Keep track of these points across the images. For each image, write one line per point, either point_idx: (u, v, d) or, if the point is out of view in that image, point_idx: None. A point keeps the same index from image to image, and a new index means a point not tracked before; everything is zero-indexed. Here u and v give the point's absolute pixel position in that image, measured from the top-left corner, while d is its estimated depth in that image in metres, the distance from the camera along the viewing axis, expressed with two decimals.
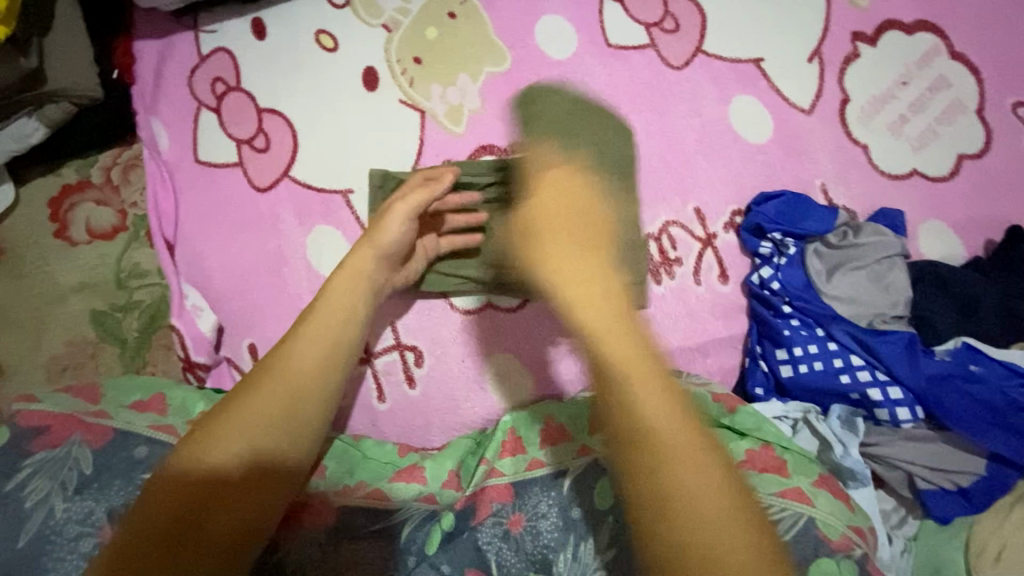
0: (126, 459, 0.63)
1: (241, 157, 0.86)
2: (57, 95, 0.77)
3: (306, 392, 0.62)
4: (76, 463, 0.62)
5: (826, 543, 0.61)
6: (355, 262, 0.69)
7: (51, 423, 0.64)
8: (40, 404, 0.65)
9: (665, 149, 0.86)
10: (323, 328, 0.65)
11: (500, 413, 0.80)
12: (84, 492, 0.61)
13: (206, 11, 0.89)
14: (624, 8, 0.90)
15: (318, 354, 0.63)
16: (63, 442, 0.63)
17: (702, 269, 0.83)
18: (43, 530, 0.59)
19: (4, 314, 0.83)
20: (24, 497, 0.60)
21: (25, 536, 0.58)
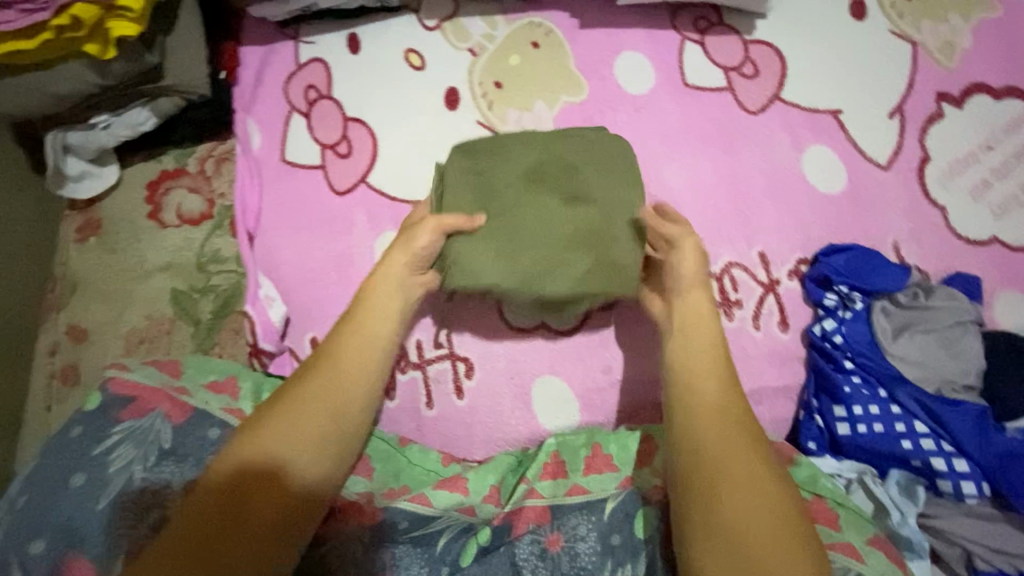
0: (199, 440, 0.66)
1: (323, 161, 0.92)
2: (169, 89, 0.84)
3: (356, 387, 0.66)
4: (156, 437, 0.66)
5: None
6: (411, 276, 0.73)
7: (139, 393, 0.68)
8: (130, 373, 0.70)
9: (733, 191, 0.87)
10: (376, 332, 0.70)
11: (543, 435, 0.81)
12: (161, 463, 0.65)
13: (309, 24, 0.98)
14: (703, 50, 0.93)
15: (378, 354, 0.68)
16: (147, 414, 0.67)
17: (762, 313, 0.82)
18: (120, 495, 0.63)
19: (94, 285, 0.90)
20: (110, 461, 0.64)
21: (105, 499, 0.62)
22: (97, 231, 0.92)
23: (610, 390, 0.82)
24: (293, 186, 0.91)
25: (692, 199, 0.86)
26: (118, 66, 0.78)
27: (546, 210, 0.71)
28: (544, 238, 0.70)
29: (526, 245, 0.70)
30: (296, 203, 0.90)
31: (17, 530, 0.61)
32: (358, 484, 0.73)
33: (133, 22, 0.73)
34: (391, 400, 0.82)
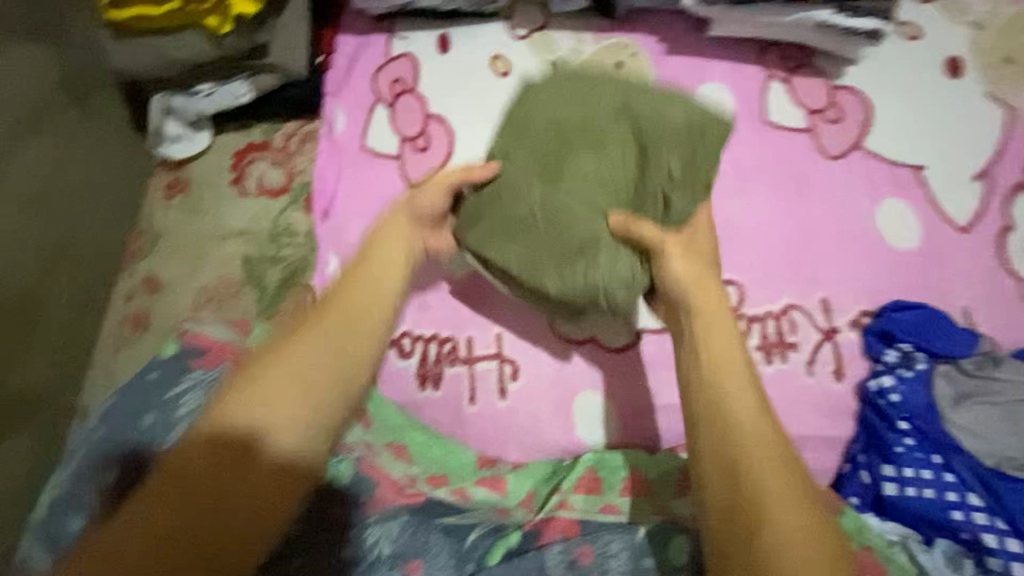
0: None
1: (401, 153, 0.95)
2: (272, 66, 0.89)
3: (345, 334, 0.66)
4: (218, 388, 0.68)
5: None
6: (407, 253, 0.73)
7: (211, 346, 0.72)
8: (206, 327, 0.74)
9: (802, 232, 0.86)
10: (367, 291, 0.69)
11: (579, 448, 0.81)
12: None
13: (403, 20, 1.02)
14: (787, 89, 0.93)
15: (368, 307, 0.68)
16: (217, 368, 0.71)
17: (817, 360, 0.81)
18: (181, 438, 0.65)
19: (175, 241, 0.95)
20: (178, 406, 0.68)
21: (168, 439, 0.65)
22: (183, 190, 0.97)
23: (651, 415, 0.81)
24: (371, 172, 0.95)
25: (759, 234, 0.86)
26: (232, 40, 0.84)
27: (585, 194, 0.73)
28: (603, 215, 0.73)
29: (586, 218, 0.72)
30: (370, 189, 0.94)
31: (86, 462, 0.65)
32: (405, 471, 0.77)
33: None
34: (435, 390, 0.84)
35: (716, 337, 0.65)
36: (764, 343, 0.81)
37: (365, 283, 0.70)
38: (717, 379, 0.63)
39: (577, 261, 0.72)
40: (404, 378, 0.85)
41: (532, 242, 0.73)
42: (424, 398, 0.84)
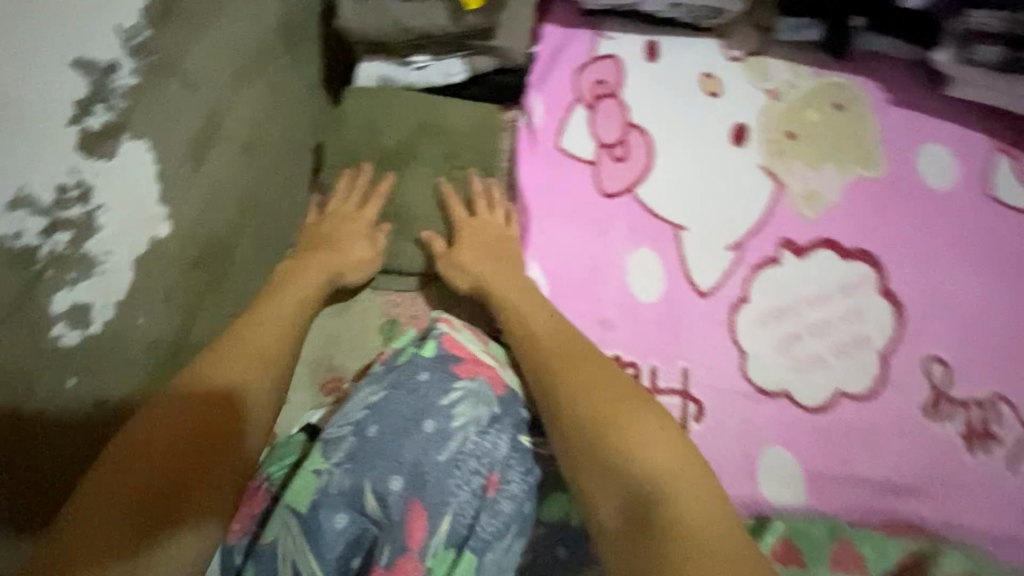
0: (514, 413, 0.68)
1: (596, 159, 0.91)
2: (496, 50, 0.83)
3: (284, 329, 0.71)
4: (486, 401, 0.67)
5: None
6: (321, 260, 0.79)
7: (467, 356, 0.69)
8: (459, 332, 0.70)
9: (1010, 320, 0.84)
10: (279, 304, 0.73)
11: (762, 504, 0.77)
12: (492, 429, 0.65)
13: (612, 20, 0.97)
14: (1013, 166, 0.89)
15: (282, 314, 0.73)
16: (476, 379, 0.67)
17: (1017, 457, 0.79)
18: (459, 453, 0.63)
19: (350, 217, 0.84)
20: (452, 416, 0.65)
21: (446, 452, 0.63)
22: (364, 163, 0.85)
23: (841, 483, 0.78)
24: (567, 175, 0.91)
25: (965, 313, 0.84)
26: (472, 19, 0.79)
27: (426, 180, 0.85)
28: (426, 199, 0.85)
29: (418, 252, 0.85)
30: (564, 193, 0.90)
31: (369, 466, 0.61)
32: None
33: None
34: None
35: (564, 343, 0.72)
36: (967, 429, 0.79)
37: (308, 271, 0.78)
38: (614, 423, 0.61)
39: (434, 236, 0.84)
40: None
41: (394, 232, 0.83)
42: None
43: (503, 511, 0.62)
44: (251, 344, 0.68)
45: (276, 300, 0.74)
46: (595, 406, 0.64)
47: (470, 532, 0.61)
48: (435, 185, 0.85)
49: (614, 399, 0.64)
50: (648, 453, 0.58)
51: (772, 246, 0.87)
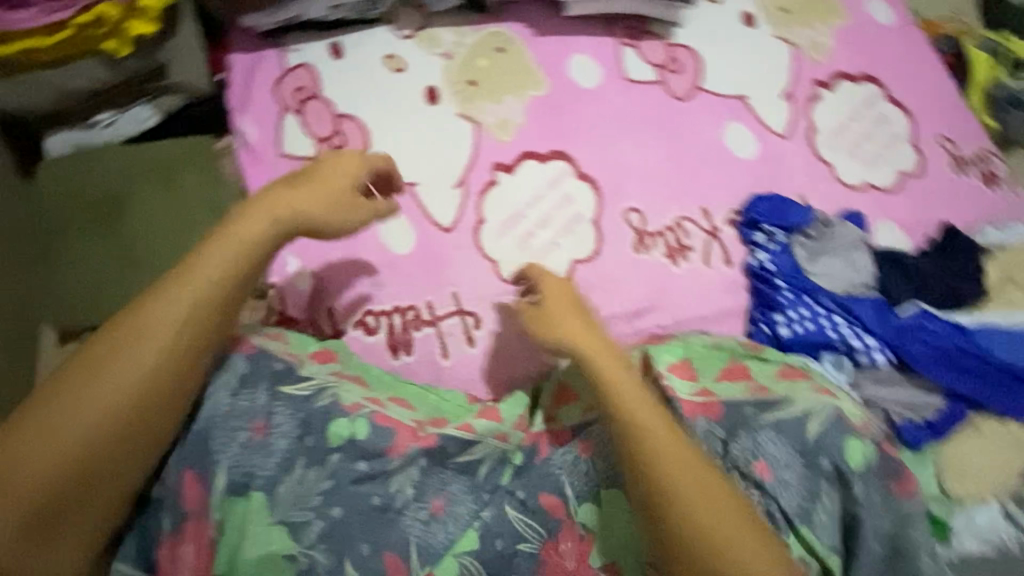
0: (267, 369, 0.79)
1: (319, 153, 1.01)
2: (172, 86, 0.93)
3: (169, 346, 0.71)
4: (232, 371, 0.78)
5: (849, 425, 0.77)
6: (190, 278, 0.73)
7: None
8: None
9: (675, 160, 1.07)
10: (182, 316, 0.72)
11: (548, 368, 0.92)
12: (242, 390, 0.78)
13: (292, 34, 1.07)
14: (637, 51, 1.14)
15: (181, 308, 0.72)
16: (222, 356, 0.79)
17: (711, 254, 1.01)
18: (212, 416, 0.76)
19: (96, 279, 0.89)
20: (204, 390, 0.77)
21: (201, 421, 0.76)
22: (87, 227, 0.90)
23: (600, 327, 0.96)
24: (298, 174, 0.99)
25: (643, 168, 1.06)
26: (131, 63, 0.89)
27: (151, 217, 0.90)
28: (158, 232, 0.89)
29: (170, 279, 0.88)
30: None
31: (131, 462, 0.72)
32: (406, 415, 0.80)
33: (150, 23, 0.84)
34: (410, 355, 0.91)
35: (595, 343, 0.84)
36: (669, 250, 1.01)
37: (230, 245, 0.76)
38: (604, 391, 0.79)
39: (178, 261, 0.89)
40: (378, 351, 0.91)
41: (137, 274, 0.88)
42: (401, 365, 0.91)
43: (277, 449, 0.75)
44: (121, 362, 0.70)
45: (191, 270, 0.74)
46: (600, 377, 0.80)
47: (252, 475, 0.74)
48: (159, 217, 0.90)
49: (631, 394, 0.78)
50: (648, 447, 0.74)
51: (489, 173, 1.04)
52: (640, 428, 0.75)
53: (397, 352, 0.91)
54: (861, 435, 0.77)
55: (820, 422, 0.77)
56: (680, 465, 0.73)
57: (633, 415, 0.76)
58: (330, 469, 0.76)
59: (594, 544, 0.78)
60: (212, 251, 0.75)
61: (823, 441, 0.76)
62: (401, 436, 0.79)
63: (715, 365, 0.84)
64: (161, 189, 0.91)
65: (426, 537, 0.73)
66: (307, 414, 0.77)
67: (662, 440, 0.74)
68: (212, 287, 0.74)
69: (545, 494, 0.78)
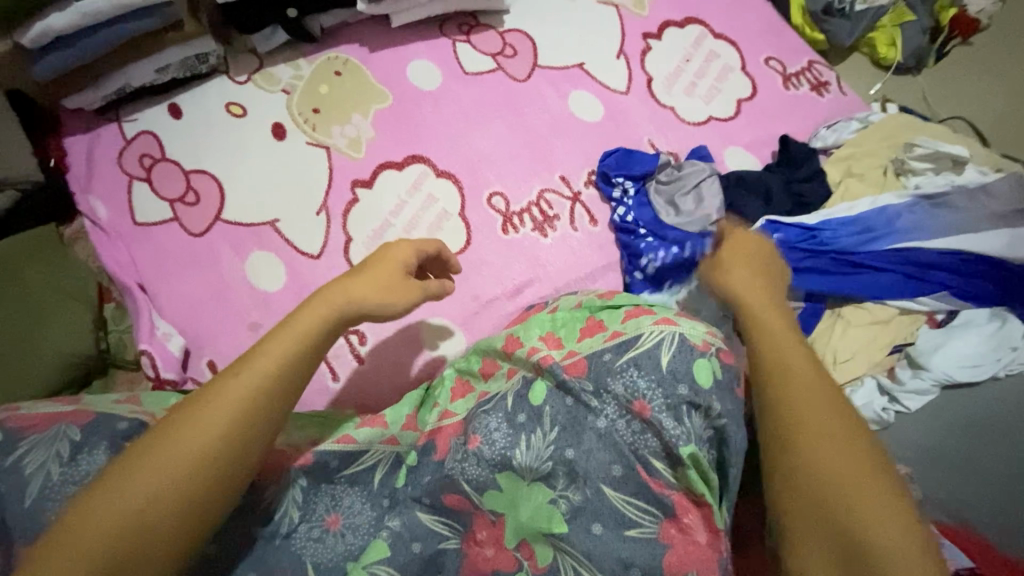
0: (109, 431, 0.71)
1: (174, 213, 1.00)
2: (2, 183, 0.92)
3: (192, 435, 0.58)
4: (64, 437, 0.70)
5: (693, 347, 0.74)
6: (266, 364, 0.63)
7: (33, 421, 0.72)
8: (24, 407, 0.74)
9: (527, 137, 1.10)
10: (222, 404, 0.60)
11: (439, 364, 0.95)
12: (78, 456, 0.69)
13: (126, 105, 1.07)
14: (471, 45, 1.17)
15: (232, 411, 0.60)
16: (52, 426, 0.71)
17: (576, 218, 1.04)
18: (42, 493, 0.67)
19: None
20: (24, 467, 0.68)
21: (30, 496, 0.66)
22: None
23: (483, 312, 0.98)
24: (156, 240, 0.98)
25: (499, 152, 1.09)
26: None
27: None
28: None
29: (15, 368, 0.83)
30: (163, 253, 0.98)
31: None
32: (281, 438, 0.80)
33: None
34: None
35: (753, 284, 0.73)
36: (536, 224, 1.04)
37: (287, 329, 0.67)
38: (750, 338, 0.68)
39: (23, 347, 0.85)
40: None
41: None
42: None
43: None
44: (173, 447, 0.57)
45: (278, 331, 0.67)
46: (756, 324, 0.68)
47: None
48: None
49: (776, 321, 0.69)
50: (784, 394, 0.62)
51: (349, 194, 1.05)
52: (786, 371, 0.63)
53: None
54: (704, 354, 0.73)
55: (669, 348, 0.74)
56: (821, 426, 0.59)
57: (784, 365, 0.64)
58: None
59: (507, 528, 0.73)
60: (305, 314, 0.68)
61: (673, 366, 0.73)
62: (275, 458, 0.76)
63: (576, 323, 0.83)
64: None
65: (321, 552, 0.71)
66: None
67: (809, 393, 0.61)
68: (247, 388, 0.62)
69: (443, 494, 0.75)
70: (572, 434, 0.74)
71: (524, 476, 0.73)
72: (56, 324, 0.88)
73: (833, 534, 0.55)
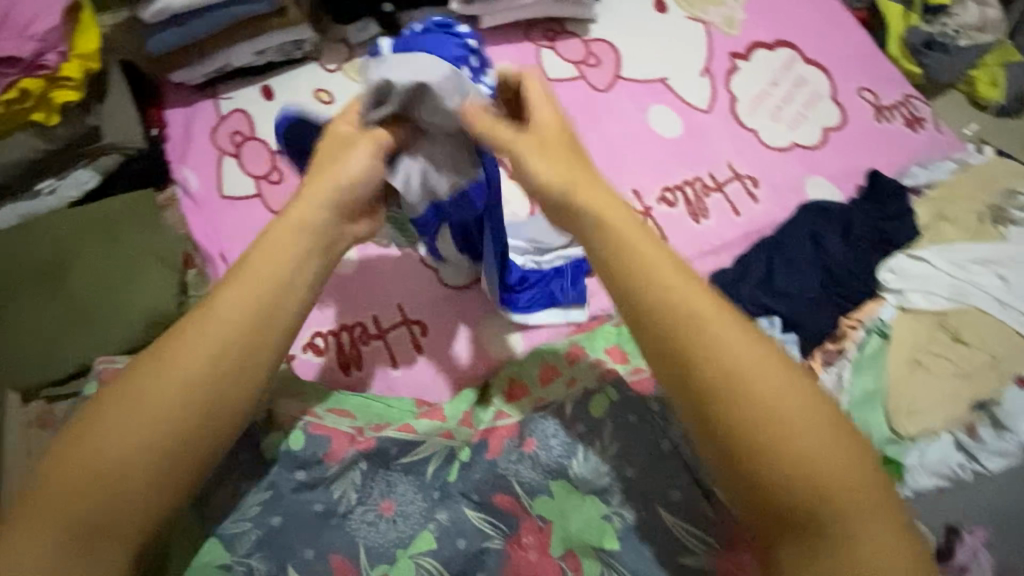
0: None
1: (259, 190, 1.04)
2: (109, 146, 0.99)
3: (166, 376, 0.60)
4: None
5: None
6: (213, 313, 0.62)
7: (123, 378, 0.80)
8: (118, 363, 0.83)
9: (603, 148, 1.09)
10: (202, 345, 0.61)
11: (495, 365, 0.95)
12: None
13: (223, 83, 1.12)
14: (555, 52, 1.17)
15: (208, 352, 0.61)
16: None
17: None
18: None
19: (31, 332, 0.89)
20: None
21: None
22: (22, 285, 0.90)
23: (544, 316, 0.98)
24: (240, 213, 1.03)
25: None
26: (62, 130, 0.94)
27: (88, 269, 0.93)
28: (95, 280, 0.92)
29: (108, 325, 0.91)
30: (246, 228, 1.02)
31: None
32: (343, 423, 0.80)
33: (74, 90, 0.91)
34: (360, 369, 0.94)
35: (633, 229, 0.63)
36: None
37: (246, 291, 0.64)
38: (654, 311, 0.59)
39: (116, 305, 0.91)
40: (329, 371, 0.94)
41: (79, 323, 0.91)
42: (353, 380, 0.94)
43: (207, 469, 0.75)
44: (154, 386, 0.59)
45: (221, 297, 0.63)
46: (664, 285, 0.59)
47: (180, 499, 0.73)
48: (93, 266, 0.93)
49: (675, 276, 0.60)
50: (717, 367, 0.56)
51: None
52: (708, 341, 0.57)
53: (348, 371, 0.94)
54: None
55: None
56: (761, 398, 0.55)
57: (714, 338, 0.57)
58: (267, 481, 0.74)
59: (553, 535, 0.74)
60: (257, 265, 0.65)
61: None
62: (339, 442, 0.77)
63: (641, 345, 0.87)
64: (96, 241, 0.94)
65: (374, 537, 0.73)
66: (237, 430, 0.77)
67: (744, 365, 0.56)
68: (221, 329, 0.62)
69: (494, 494, 0.77)
70: (630, 451, 0.75)
71: (579, 485, 0.75)
72: (143, 286, 0.93)
73: (784, 507, 0.54)
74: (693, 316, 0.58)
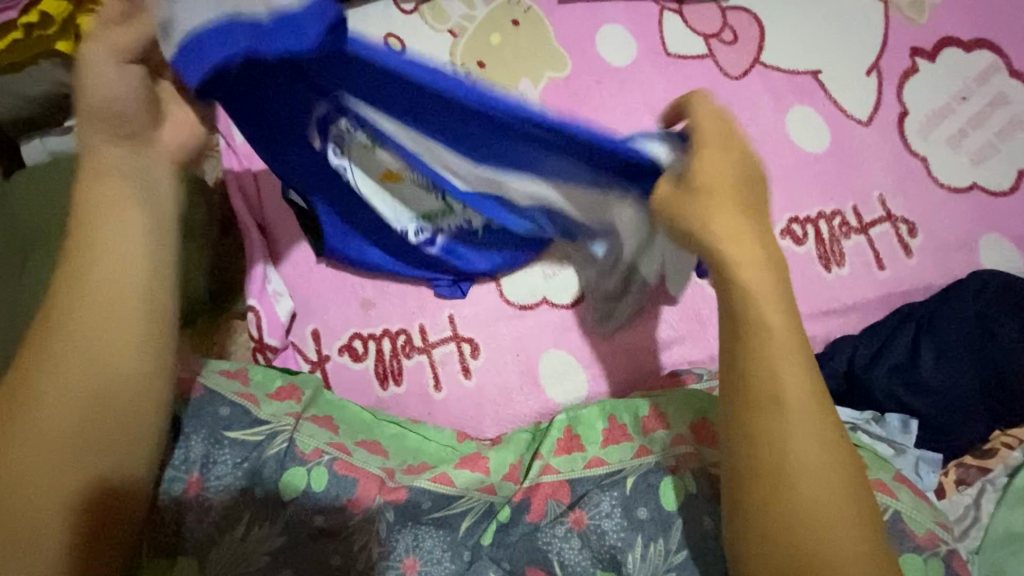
0: (212, 415, 0.69)
1: None
2: None
3: (67, 334, 0.52)
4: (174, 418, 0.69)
5: (912, 539, 0.60)
6: (82, 261, 0.54)
7: None
8: None
9: None
10: (86, 299, 0.53)
11: (553, 407, 0.81)
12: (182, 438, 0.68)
13: None
14: (682, 18, 0.93)
15: (106, 302, 0.54)
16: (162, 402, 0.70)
17: None
18: None
19: None
20: None
21: None
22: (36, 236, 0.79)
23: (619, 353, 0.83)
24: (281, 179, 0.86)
25: None
26: None
27: None
28: None
29: None
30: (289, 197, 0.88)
31: None
32: (375, 462, 0.72)
33: None
34: (399, 385, 0.82)
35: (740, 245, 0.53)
36: None
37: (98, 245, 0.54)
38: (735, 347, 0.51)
39: None
40: (364, 381, 0.82)
41: None
42: (390, 397, 0.82)
43: (215, 505, 0.65)
44: (55, 346, 0.52)
45: (88, 274, 0.54)
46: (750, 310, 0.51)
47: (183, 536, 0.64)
48: None
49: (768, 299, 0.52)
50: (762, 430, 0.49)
51: None
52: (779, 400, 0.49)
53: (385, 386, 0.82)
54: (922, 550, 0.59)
55: None
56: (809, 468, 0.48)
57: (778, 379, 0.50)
58: (279, 525, 0.65)
59: None
60: (116, 241, 0.55)
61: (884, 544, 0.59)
62: (365, 486, 0.69)
63: None
64: None
65: None
66: (256, 462, 0.68)
67: (800, 414, 0.49)
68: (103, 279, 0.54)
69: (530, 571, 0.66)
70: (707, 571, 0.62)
71: None
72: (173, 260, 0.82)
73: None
74: (771, 376, 0.50)
